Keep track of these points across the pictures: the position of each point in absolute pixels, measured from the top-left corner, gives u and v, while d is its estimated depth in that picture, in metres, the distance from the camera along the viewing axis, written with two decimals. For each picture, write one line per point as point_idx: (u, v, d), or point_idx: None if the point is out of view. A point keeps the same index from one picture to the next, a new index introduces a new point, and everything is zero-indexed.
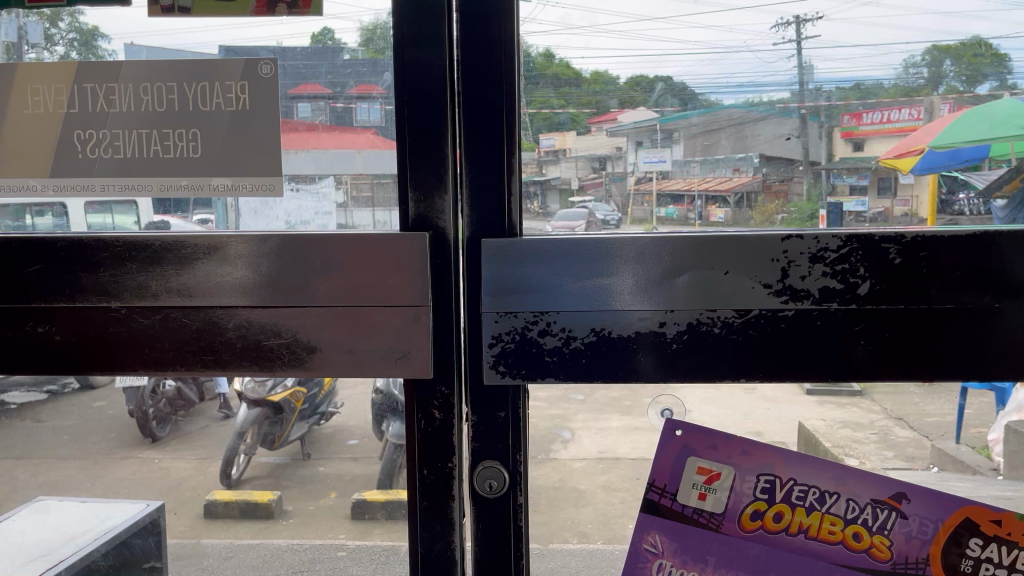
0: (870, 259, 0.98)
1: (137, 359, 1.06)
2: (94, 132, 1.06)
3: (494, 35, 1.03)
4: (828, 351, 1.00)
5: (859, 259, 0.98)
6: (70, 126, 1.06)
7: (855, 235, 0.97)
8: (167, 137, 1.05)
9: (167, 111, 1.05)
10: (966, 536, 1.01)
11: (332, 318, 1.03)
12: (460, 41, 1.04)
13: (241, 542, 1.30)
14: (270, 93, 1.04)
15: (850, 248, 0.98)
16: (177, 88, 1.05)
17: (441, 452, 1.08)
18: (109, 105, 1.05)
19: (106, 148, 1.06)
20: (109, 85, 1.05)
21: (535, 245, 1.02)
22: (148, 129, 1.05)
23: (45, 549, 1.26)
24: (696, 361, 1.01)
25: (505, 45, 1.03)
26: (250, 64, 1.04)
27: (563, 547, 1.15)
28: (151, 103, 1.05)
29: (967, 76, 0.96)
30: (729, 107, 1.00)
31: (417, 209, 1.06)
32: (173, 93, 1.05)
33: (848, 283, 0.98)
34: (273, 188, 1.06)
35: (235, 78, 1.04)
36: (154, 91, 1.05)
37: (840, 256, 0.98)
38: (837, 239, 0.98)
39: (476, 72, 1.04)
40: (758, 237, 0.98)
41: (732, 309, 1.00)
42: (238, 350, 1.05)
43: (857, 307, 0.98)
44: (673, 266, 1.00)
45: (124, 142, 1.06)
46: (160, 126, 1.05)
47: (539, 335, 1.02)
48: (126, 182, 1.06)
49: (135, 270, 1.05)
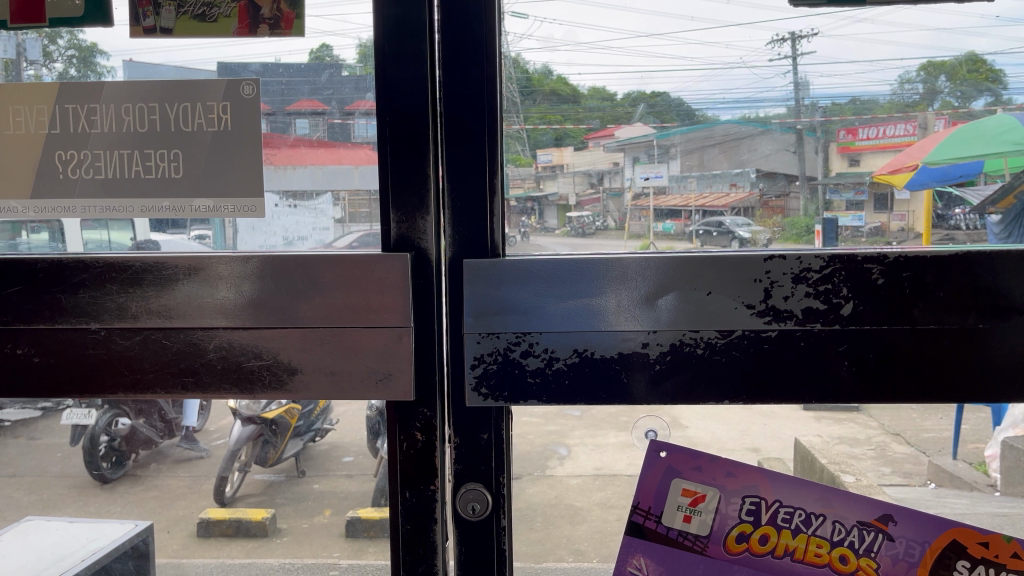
0: (852, 280, 0.98)
1: (116, 381, 1.06)
2: (75, 153, 1.06)
3: (480, 55, 1.04)
4: (813, 372, 0.99)
5: (841, 279, 0.98)
6: (52, 147, 1.07)
7: (838, 256, 0.98)
8: (148, 157, 1.06)
9: (148, 131, 1.05)
10: (954, 558, 1.00)
11: (313, 340, 1.03)
12: (443, 62, 1.05)
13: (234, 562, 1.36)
14: (252, 112, 1.05)
15: (833, 268, 0.98)
16: (159, 109, 1.05)
17: (424, 474, 1.08)
18: (91, 126, 1.06)
19: (86, 169, 1.06)
20: (92, 105, 1.06)
21: (516, 266, 1.02)
22: (127, 149, 1.06)
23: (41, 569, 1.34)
24: (683, 381, 1.01)
25: (491, 65, 1.05)
26: (232, 84, 1.05)
27: (558, 566, 1.13)
28: (132, 124, 1.05)
29: (962, 93, 0.97)
30: (725, 123, 1.01)
31: (399, 229, 1.06)
32: (154, 113, 1.05)
33: (831, 303, 0.98)
34: (256, 210, 1.06)
35: (217, 98, 1.05)
36: (136, 112, 1.05)
37: (822, 277, 0.98)
38: (820, 259, 0.98)
39: (459, 93, 1.05)
40: (740, 258, 0.99)
41: (715, 329, 1.00)
42: (219, 372, 1.05)
43: (840, 328, 0.98)
44: (658, 287, 1.00)
45: (105, 163, 1.06)
46: (142, 146, 1.06)
47: (522, 357, 1.02)
48: (108, 204, 1.06)
49: (115, 291, 1.05)
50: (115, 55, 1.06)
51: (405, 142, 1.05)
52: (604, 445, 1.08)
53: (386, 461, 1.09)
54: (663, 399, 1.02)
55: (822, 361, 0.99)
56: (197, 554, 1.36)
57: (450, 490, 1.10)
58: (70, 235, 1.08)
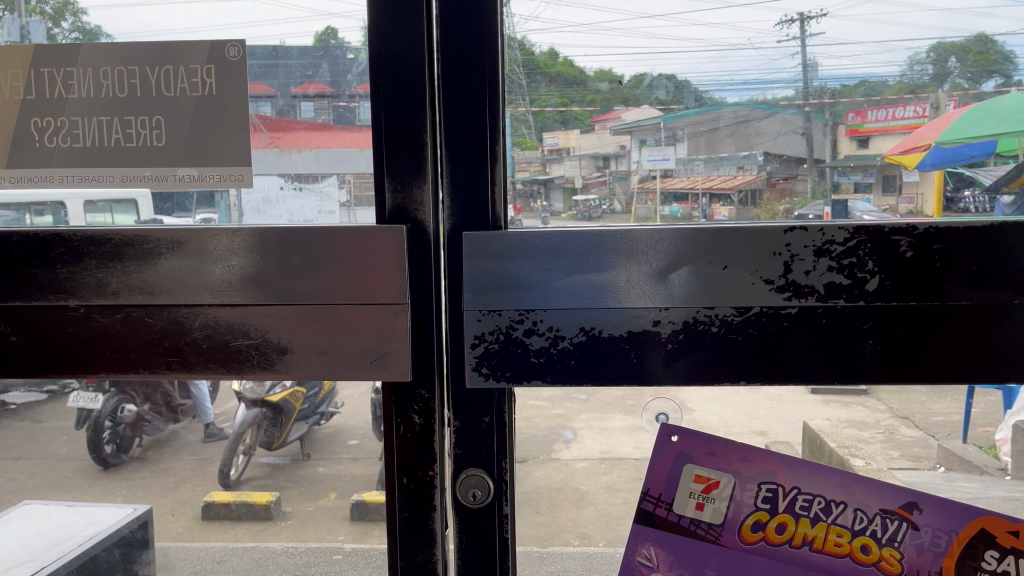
0: (879, 252, 0.96)
1: (99, 359, 1.06)
2: (51, 121, 1.05)
3: (480, 16, 1.01)
4: (835, 351, 0.98)
5: (867, 253, 0.96)
6: (27, 115, 1.05)
7: (865, 228, 0.95)
8: (128, 124, 1.04)
9: (128, 96, 1.04)
10: (982, 549, 0.99)
11: (304, 318, 1.03)
12: (442, 24, 1.02)
13: (239, 545, 1.30)
14: (236, 74, 1.03)
15: (859, 241, 0.96)
16: (140, 72, 1.04)
17: (422, 461, 1.08)
18: (68, 91, 1.05)
19: (65, 137, 1.05)
20: (69, 69, 1.05)
21: (519, 238, 1.01)
22: (108, 117, 1.04)
23: (21, 557, 1.25)
24: (696, 360, 1.00)
25: (492, 28, 1.02)
26: (216, 46, 1.03)
27: (565, 551, 1.16)
28: (112, 89, 1.04)
29: (973, 73, 0.95)
30: (733, 105, 0.99)
31: (394, 201, 1.05)
32: (134, 77, 1.04)
33: (856, 278, 0.96)
34: (243, 179, 1.05)
35: (200, 61, 1.03)
36: (115, 76, 1.04)
37: (847, 249, 0.96)
38: (844, 231, 0.96)
39: (458, 58, 1.02)
40: (757, 229, 0.97)
41: (731, 307, 0.98)
42: (204, 351, 1.05)
43: (867, 305, 0.97)
44: (671, 262, 0.99)
45: (83, 131, 1.05)
46: (122, 114, 1.04)
47: (528, 337, 1.02)
48: (87, 174, 1.05)
49: (93, 266, 1.04)
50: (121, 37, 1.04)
51: (401, 112, 1.04)
52: (610, 428, 1.11)
53: (382, 442, 1.08)
54: (671, 379, 1.01)
55: (841, 339, 0.98)
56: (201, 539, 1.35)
57: (450, 476, 1.09)
58: (74, 214, 1.07)
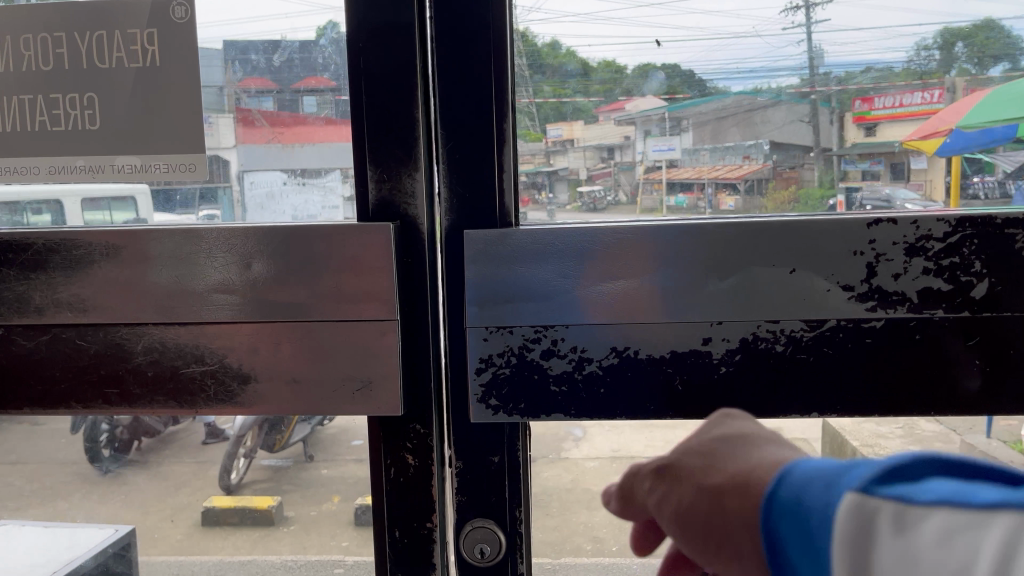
0: (985, 250, 0.89)
1: (25, 388, 1.03)
2: None
3: None
4: (927, 369, 0.91)
5: (972, 250, 0.89)
6: None
7: (969, 221, 0.88)
8: (54, 104, 1.02)
9: (53, 69, 1.01)
10: None
11: (279, 343, 0.99)
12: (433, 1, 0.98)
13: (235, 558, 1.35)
14: (181, 40, 0.99)
15: (963, 235, 0.89)
16: (65, 41, 1.00)
17: (419, 512, 1.10)
18: None
19: None
20: None
21: (532, 238, 0.96)
22: (32, 95, 1.02)
23: None
24: (746, 382, 0.95)
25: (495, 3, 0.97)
26: (159, 9, 0.99)
27: (578, 562, 1.11)
28: (34, 61, 1.01)
29: (978, 59, 0.91)
30: (736, 94, 0.96)
31: (380, 193, 1.02)
32: (61, 47, 1.01)
33: (959, 282, 0.89)
34: (194, 169, 1.01)
35: (139, 26, 0.99)
36: (36, 45, 1.01)
37: (947, 248, 0.89)
38: (944, 225, 0.89)
39: (456, 39, 0.98)
40: (837, 222, 0.90)
41: (801, 322, 0.92)
42: (148, 381, 1.02)
43: (971, 314, 0.90)
44: (720, 267, 0.92)
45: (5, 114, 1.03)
46: (48, 92, 1.01)
47: (549, 363, 0.97)
48: (12, 164, 1.03)
49: (14, 277, 1.01)
50: (65, 10, 1.00)
51: (387, 102, 1.00)
52: (622, 426, 1.04)
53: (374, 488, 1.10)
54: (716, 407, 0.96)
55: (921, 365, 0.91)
56: (198, 549, 1.36)
57: (448, 528, 1.11)
58: (72, 212, 1.05)
